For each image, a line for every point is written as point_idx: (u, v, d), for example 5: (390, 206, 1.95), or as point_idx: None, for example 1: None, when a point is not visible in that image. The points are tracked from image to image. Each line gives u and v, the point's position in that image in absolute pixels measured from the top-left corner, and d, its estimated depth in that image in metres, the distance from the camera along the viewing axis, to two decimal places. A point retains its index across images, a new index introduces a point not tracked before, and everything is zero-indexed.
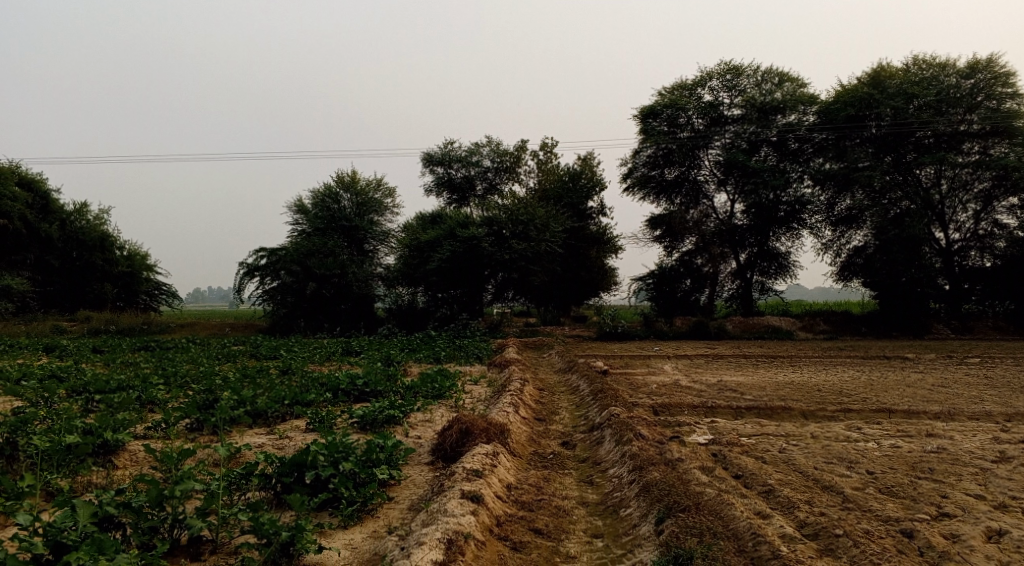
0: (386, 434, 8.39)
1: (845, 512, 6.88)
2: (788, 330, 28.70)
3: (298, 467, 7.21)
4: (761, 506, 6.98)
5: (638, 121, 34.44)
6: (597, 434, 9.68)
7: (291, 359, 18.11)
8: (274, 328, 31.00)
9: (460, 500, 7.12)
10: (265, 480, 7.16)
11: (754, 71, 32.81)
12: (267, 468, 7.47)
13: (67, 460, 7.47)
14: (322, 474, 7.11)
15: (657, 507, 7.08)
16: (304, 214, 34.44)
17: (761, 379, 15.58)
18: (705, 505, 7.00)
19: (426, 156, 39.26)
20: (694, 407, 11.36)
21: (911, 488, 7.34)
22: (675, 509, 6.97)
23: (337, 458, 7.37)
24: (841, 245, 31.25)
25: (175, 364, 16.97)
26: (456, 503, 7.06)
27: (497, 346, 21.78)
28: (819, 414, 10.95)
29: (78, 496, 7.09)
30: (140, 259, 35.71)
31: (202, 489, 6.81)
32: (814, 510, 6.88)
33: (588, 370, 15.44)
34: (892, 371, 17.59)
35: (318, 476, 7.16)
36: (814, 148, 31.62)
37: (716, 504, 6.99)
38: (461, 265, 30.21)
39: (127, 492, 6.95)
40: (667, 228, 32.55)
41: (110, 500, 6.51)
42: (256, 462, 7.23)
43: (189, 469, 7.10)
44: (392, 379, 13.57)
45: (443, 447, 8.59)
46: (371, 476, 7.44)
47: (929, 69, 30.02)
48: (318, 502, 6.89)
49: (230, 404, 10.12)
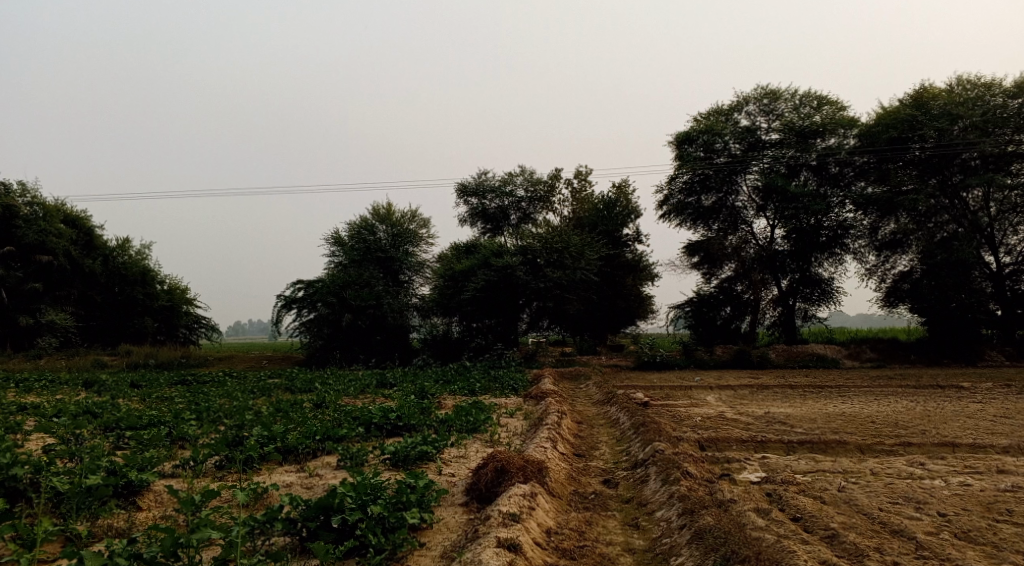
0: (420, 473, 8.00)
1: (921, 561, 6.30)
2: (834, 358, 27.78)
3: (324, 510, 6.84)
4: (826, 554, 6.42)
5: (673, 147, 34.08)
6: (641, 471, 9.18)
7: (325, 392, 17.86)
8: (309, 360, 30.71)
9: (496, 550, 6.69)
10: (289, 525, 6.80)
11: (791, 95, 32.29)
12: (292, 511, 7.09)
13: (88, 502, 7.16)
14: (348, 519, 6.73)
15: (712, 557, 6.56)
16: (340, 246, 34.52)
17: (810, 410, 14.89)
18: (765, 553, 6.46)
19: (460, 186, 39.25)
20: (743, 441, 10.80)
21: (991, 534, 6.73)
22: (732, 560, 6.44)
23: (364, 501, 6.96)
24: (886, 270, 30.34)
25: (211, 398, 16.81)
26: (492, 553, 6.63)
27: (533, 376, 21.33)
28: (876, 448, 10.32)
29: (94, 545, 6.82)
30: (180, 293, 36.06)
31: (220, 537, 6.44)
32: (886, 559, 6.32)
33: (627, 401, 14.90)
34: (949, 401, 16.72)
35: (345, 521, 6.78)
36: (855, 172, 30.85)
37: (775, 551, 6.46)
38: (497, 294, 29.89)
39: (147, 538, 6.66)
40: (705, 255, 32.07)
41: (120, 551, 6.20)
42: (279, 507, 6.83)
43: (208, 515, 6.75)
44: (426, 412, 13.20)
45: (478, 487, 8.18)
46: (401, 521, 7.03)
47: (973, 89, 29.12)
48: (341, 550, 6.48)
49: (260, 441, 9.82)
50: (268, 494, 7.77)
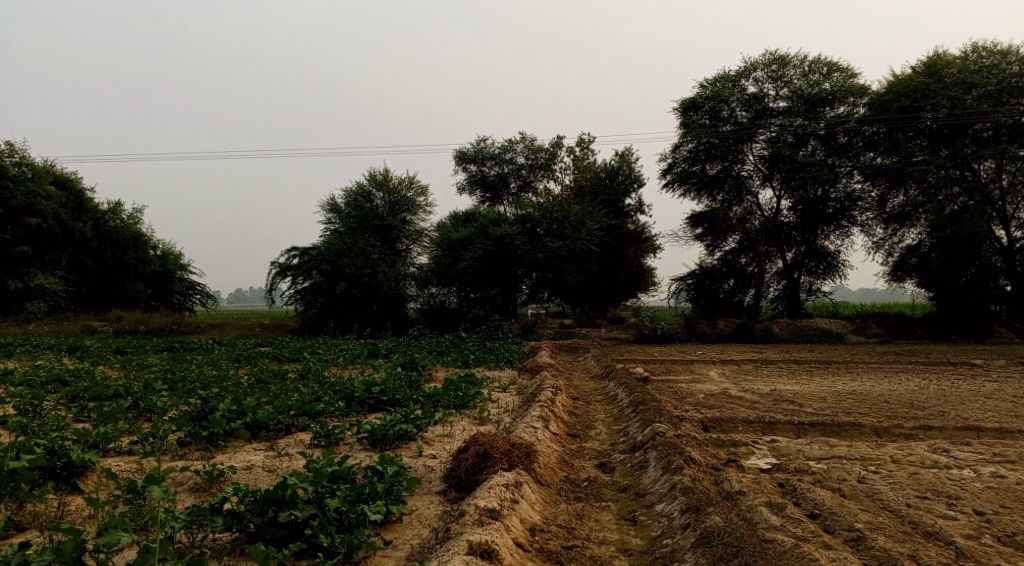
0: (393, 459, 7.27)
1: None
2: (838, 333, 27.04)
3: (274, 503, 6.17)
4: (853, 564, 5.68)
5: (678, 114, 33.01)
6: (639, 456, 8.45)
7: (312, 362, 17.16)
8: (303, 328, 30.17)
9: (467, 557, 5.96)
10: (232, 520, 6.11)
11: (801, 61, 31.10)
12: (239, 503, 6.38)
13: (10, 488, 6.50)
14: (297, 516, 6.05)
15: None
16: (336, 213, 33.66)
17: (818, 388, 14.14)
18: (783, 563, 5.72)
19: (459, 153, 38.24)
20: (750, 422, 10.06)
21: None
22: None
23: (321, 493, 6.29)
24: (893, 244, 29.43)
25: (193, 367, 16.10)
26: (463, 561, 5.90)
27: (530, 348, 20.64)
28: (892, 431, 9.55)
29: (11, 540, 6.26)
30: (173, 259, 35.31)
31: (135, 541, 5.74)
32: None
33: (626, 376, 14.13)
34: (963, 379, 15.96)
35: (293, 517, 6.10)
36: (865, 142, 29.83)
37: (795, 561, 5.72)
38: (495, 265, 29.11)
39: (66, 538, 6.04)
40: (709, 226, 31.13)
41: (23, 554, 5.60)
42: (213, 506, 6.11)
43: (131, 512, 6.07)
44: (414, 387, 12.45)
45: (458, 475, 7.46)
46: (362, 518, 6.33)
47: (989, 57, 28.14)
48: (285, 554, 5.80)
49: (225, 415, 9.07)
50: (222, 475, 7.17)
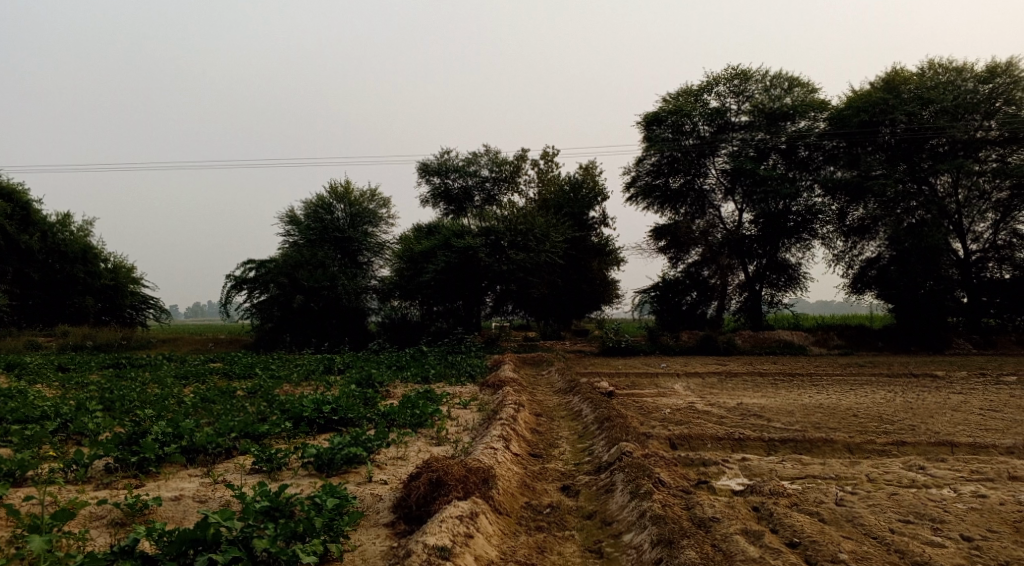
0: (335, 489, 6.76)
1: None
2: (800, 345, 27.02)
3: (189, 544, 5.70)
4: None
5: (641, 127, 32.81)
6: (605, 478, 7.97)
7: (264, 378, 16.42)
8: (258, 343, 29.25)
9: None
10: None
11: (762, 76, 31.11)
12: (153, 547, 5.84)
13: None
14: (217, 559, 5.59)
15: None
16: (295, 225, 32.82)
17: (785, 402, 13.81)
18: None
19: (422, 165, 37.65)
20: (719, 439, 9.65)
21: None
22: None
23: (247, 534, 5.86)
24: (853, 256, 29.56)
25: (136, 385, 15.23)
26: None
27: (493, 362, 20.11)
28: (865, 447, 9.23)
29: None
30: (125, 272, 34.09)
31: None
32: None
33: (591, 391, 13.64)
34: (928, 392, 15.81)
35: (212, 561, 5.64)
36: (825, 156, 29.97)
37: None
38: (458, 277, 28.58)
39: None
40: (672, 238, 30.91)
41: None
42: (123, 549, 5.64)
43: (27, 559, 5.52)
44: (369, 405, 11.83)
45: (408, 505, 6.97)
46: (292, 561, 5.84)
47: (945, 73, 28.51)
48: None
49: (158, 439, 8.39)
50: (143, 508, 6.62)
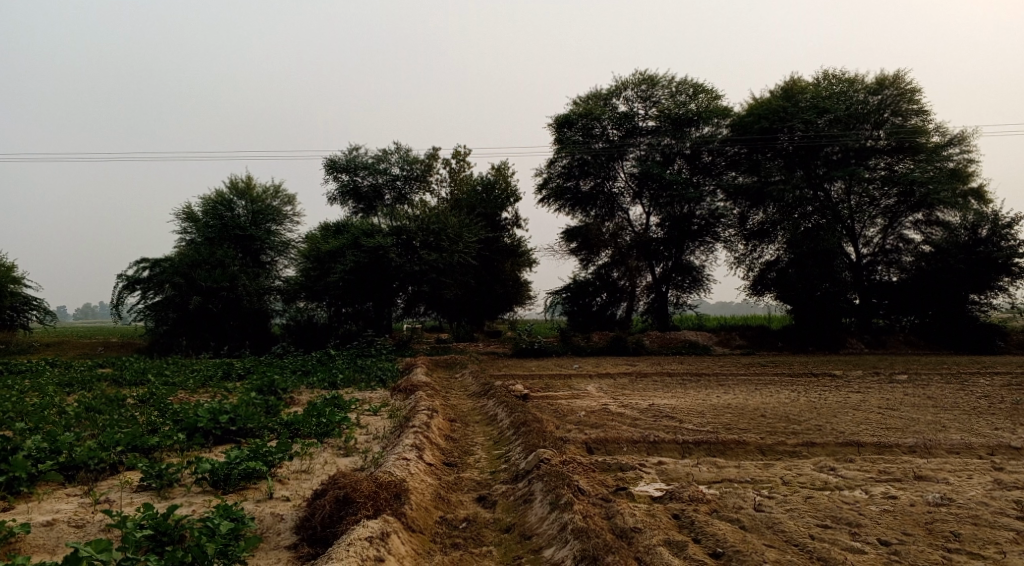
0: (230, 509, 6.26)
1: None
2: (706, 345, 27.63)
3: None
4: None
5: (552, 130, 32.89)
6: (522, 487, 7.72)
7: (158, 386, 15.38)
8: (152, 347, 27.62)
9: None
10: None
11: (669, 82, 31.74)
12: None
13: None
14: None
15: None
16: (194, 222, 31.27)
17: (695, 402, 13.93)
18: None
19: (329, 162, 36.63)
20: (634, 442, 9.54)
21: None
22: None
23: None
24: (753, 259, 30.49)
25: (13, 394, 13.97)
26: None
27: (404, 365, 19.60)
28: (777, 449, 9.31)
29: None
30: (4, 271, 31.68)
31: None
32: None
33: (505, 395, 13.36)
34: (828, 391, 16.26)
35: None
36: (727, 161, 30.96)
37: None
38: (368, 277, 27.87)
39: None
40: (583, 240, 31.05)
41: None
42: None
43: None
44: (271, 414, 11.19)
45: (313, 525, 6.54)
46: None
47: (837, 84, 29.79)
48: None
49: (32, 455, 7.59)
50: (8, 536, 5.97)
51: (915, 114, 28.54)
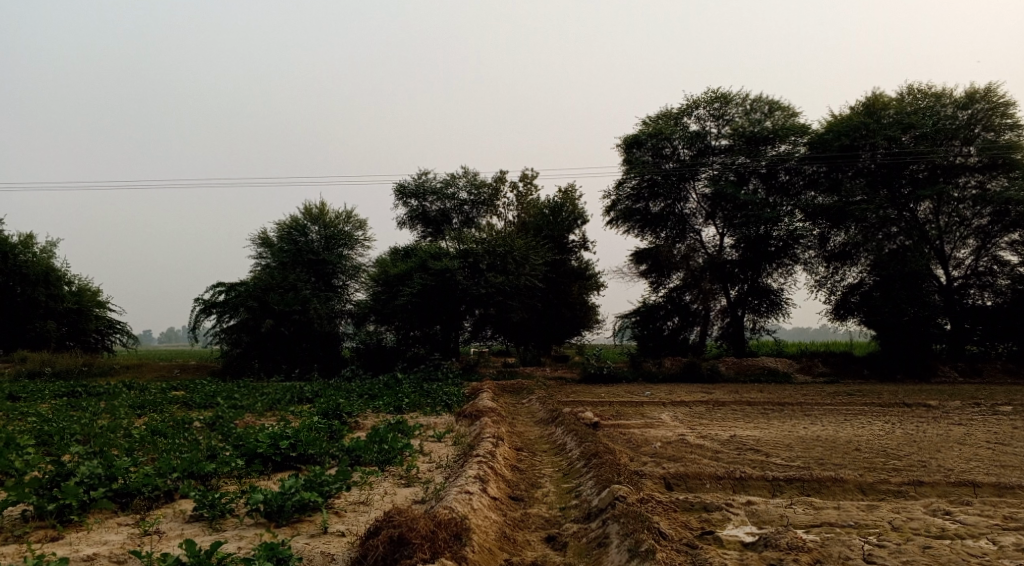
0: (275, 547, 6.01)
1: None
2: (785, 372, 26.32)
3: None
4: None
5: (620, 150, 32.16)
6: (596, 528, 7.11)
7: (226, 409, 15.25)
8: (226, 369, 27.85)
9: None
10: None
11: (743, 99, 30.70)
12: None
13: None
14: None
15: None
16: (268, 248, 31.75)
17: (780, 434, 12.95)
18: None
19: (399, 187, 36.81)
20: (719, 478, 8.76)
21: None
22: None
23: None
24: (834, 282, 29.03)
25: (86, 417, 14.00)
26: None
27: (471, 390, 19.09)
28: (878, 488, 8.42)
29: None
30: (89, 295, 32.68)
31: None
32: None
33: (575, 422, 12.71)
34: (926, 423, 15.00)
35: None
36: (805, 181, 29.72)
37: None
38: (435, 300, 27.66)
39: None
40: (653, 263, 30.34)
41: None
42: None
43: None
44: (334, 439, 10.82)
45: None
46: None
47: (924, 99, 28.27)
48: None
49: (85, 479, 7.35)
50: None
51: (1009, 128, 26.86)
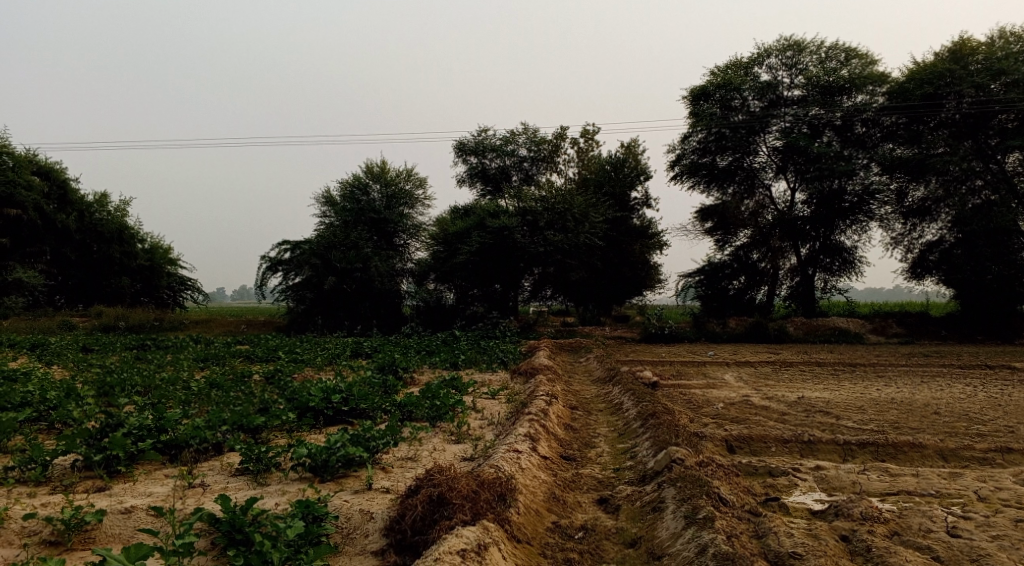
0: (311, 505, 5.96)
1: None
2: (857, 333, 25.23)
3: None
4: None
5: (686, 103, 31.03)
6: (650, 491, 6.77)
7: (286, 364, 15.32)
8: (290, 325, 28.26)
9: None
10: None
11: (817, 47, 29.14)
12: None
13: None
14: None
15: None
16: (330, 206, 31.90)
17: (852, 396, 12.28)
18: None
19: (459, 144, 36.45)
20: (786, 442, 8.26)
21: None
22: None
23: None
24: (912, 239, 27.60)
25: (151, 369, 14.22)
26: None
27: (528, 347, 18.82)
28: (962, 455, 7.81)
29: None
30: (160, 253, 33.49)
31: None
32: None
33: (633, 382, 12.30)
34: (1011, 387, 14.04)
35: None
36: (883, 133, 28.11)
37: None
38: (494, 258, 27.32)
39: None
40: (719, 219, 29.39)
41: None
42: None
43: None
44: (387, 394, 10.69)
45: (403, 529, 5.98)
46: None
47: (1016, 42, 26.20)
48: None
49: (135, 431, 7.37)
50: (86, 524, 5.95)
51: None
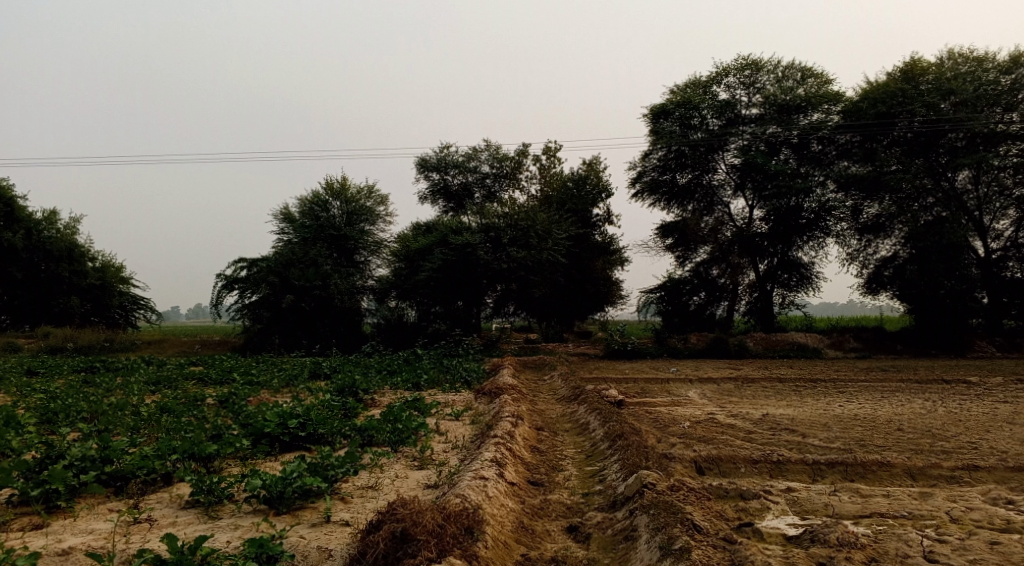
0: (265, 543, 5.65)
1: None
2: (815, 348, 25.49)
3: None
4: None
5: (647, 120, 31.20)
6: (622, 519, 6.58)
7: (242, 386, 14.84)
8: (247, 345, 27.61)
9: None
10: None
11: (774, 66, 29.59)
12: None
13: None
14: None
15: None
16: (289, 223, 31.37)
17: (815, 413, 12.26)
18: None
19: (420, 161, 36.21)
20: (755, 462, 8.14)
21: None
22: None
23: None
24: (867, 255, 28.01)
25: (100, 394, 13.66)
26: None
27: (491, 366, 18.57)
28: (930, 473, 7.76)
29: None
30: (112, 271, 32.55)
31: None
32: None
33: (598, 400, 12.13)
34: (969, 401, 14.20)
35: None
36: (838, 151, 28.58)
37: None
38: (456, 275, 27.02)
39: None
40: (680, 236, 29.56)
41: None
42: None
43: None
44: (347, 418, 10.36)
45: None
46: None
47: (964, 63, 26.87)
48: None
49: (79, 463, 6.97)
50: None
51: None
